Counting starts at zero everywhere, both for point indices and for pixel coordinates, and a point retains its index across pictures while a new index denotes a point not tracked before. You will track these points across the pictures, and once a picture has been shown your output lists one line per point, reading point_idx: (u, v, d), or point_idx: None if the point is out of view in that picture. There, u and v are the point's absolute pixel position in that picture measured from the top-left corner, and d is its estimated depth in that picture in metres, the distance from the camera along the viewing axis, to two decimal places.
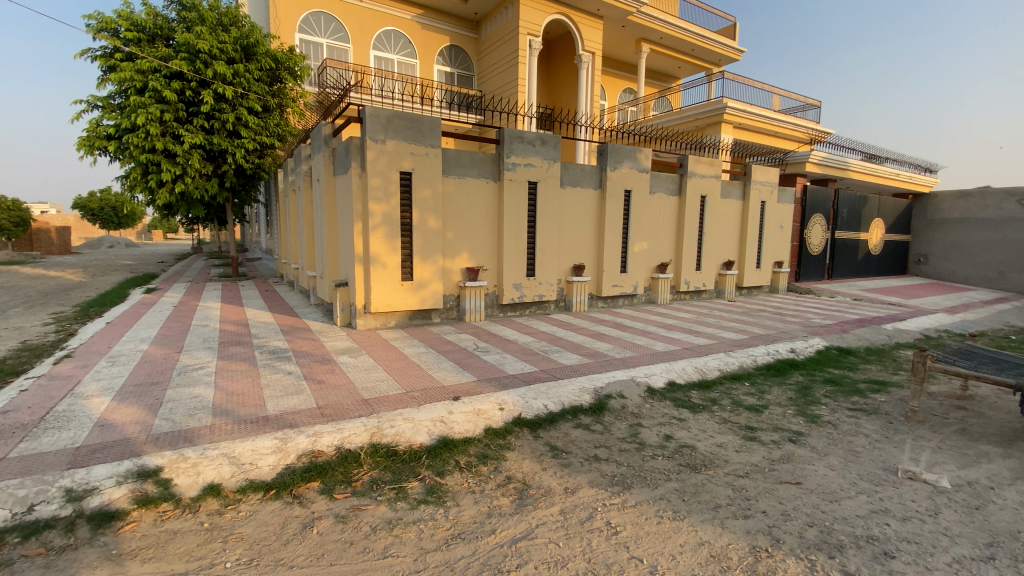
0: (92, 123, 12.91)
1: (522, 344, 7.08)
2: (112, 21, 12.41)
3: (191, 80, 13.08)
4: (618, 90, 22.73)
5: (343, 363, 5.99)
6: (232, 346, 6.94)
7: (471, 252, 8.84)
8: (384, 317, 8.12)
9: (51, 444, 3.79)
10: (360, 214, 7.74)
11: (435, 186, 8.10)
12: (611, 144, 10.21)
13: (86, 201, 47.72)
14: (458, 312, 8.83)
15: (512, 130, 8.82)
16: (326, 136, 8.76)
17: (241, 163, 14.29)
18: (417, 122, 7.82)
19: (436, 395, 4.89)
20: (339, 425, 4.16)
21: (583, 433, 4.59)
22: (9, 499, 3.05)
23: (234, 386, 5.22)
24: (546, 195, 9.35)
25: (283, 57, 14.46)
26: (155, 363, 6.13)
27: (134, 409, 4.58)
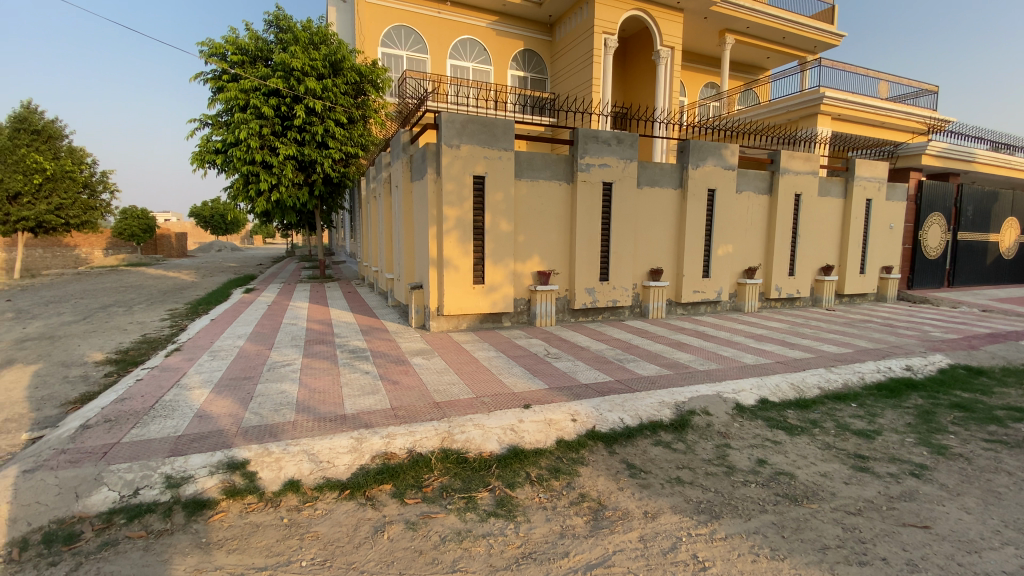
0: (203, 139, 14.34)
1: (595, 352, 6.81)
2: (221, 46, 13.70)
3: (286, 96, 14.13)
4: (699, 86, 21.62)
5: (416, 365, 6.07)
6: (316, 344, 7.31)
7: (543, 256, 8.70)
8: (456, 320, 8.19)
9: (158, 431, 4.12)
10: (434, 218, 7.87)
11: (507, 190, 8.05)
12: (692, 142, 9.64)
13: (200, 210, 53.47)
14: (529, 317, 8.72)
15: (587, 131, 8.58)
16: (404, 143, 9.02)
17: (328, 172, 15.22)
18: (491, 125, 7.82)
19: (507, 402, 4.78)
20: (411, 428, 4.16)
21: (663, 451, 4.28)
22: (120, 482, 3.31)
23: (316, 384, 5.44)
24: (621, 196, 8.99)
25: (367, 71, 15.23)
26: (248, 359, 6.58)
27: (228, 402, 4.89)
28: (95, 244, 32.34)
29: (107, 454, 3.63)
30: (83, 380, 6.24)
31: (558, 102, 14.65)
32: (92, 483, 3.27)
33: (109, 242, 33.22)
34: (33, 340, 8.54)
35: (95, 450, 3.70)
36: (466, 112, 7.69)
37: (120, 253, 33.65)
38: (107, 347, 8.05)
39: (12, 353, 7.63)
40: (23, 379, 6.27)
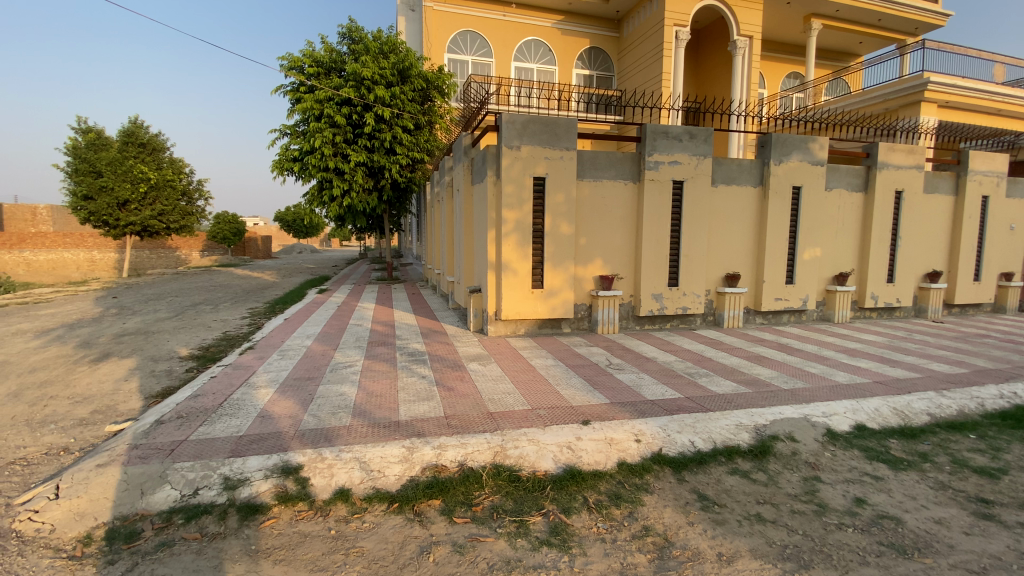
0: (283, 148, 15.23)
1: (663, 364, 6.35)
2: (299, 60, 14.45)
3: (358, 105, 14.67)
4: (780, 77, 20.10)
5: (473, 371, 5.91)
6: (377, 346, 7.39)
7: (607, 259, 8.30)
8: (515, 325, 8.00)
9: (222, 430, 4.24)
10: (494, 221, 7.74)
11: (569, 191, 7.75)
12: (775, 135, 8.83)
13: (283, 214, 57.45)
14: (591, 323, 8.35)
15: (656, 126, 8.08)
16: (466, 146, 8.98)
17: (395, 177, 15.64)
18: (552, 125, 7.56)
19: (565, 416, 4.49)
20: (464, 440, 3.98)
21: (740, 483, 3.82)
22: (181, 480, 3.41)
23: (374, 387, 5.41)
24: (693, 195, 8.40)
25: (433, 77, 15.54)
26: (313, 359, 6.75)
27: (290, 402, 4.96)
28: (193, 246, 35.55)
29: (174, 452, 3.78)
30: (167, 374, 6.69)
31: (625, 100, 14.12)
32: (156, 480, 3.40)
33: (205, 244, 36.40)
34: (131, 335, 9.36)
35: (163, 447, 3.88)
36: (527, 112, 7.49)
37: (214, 254, 36.77)
38: (191, 343, 8.64)
39: (112, 347, 8.38)
40: (117, 372, 6.83)
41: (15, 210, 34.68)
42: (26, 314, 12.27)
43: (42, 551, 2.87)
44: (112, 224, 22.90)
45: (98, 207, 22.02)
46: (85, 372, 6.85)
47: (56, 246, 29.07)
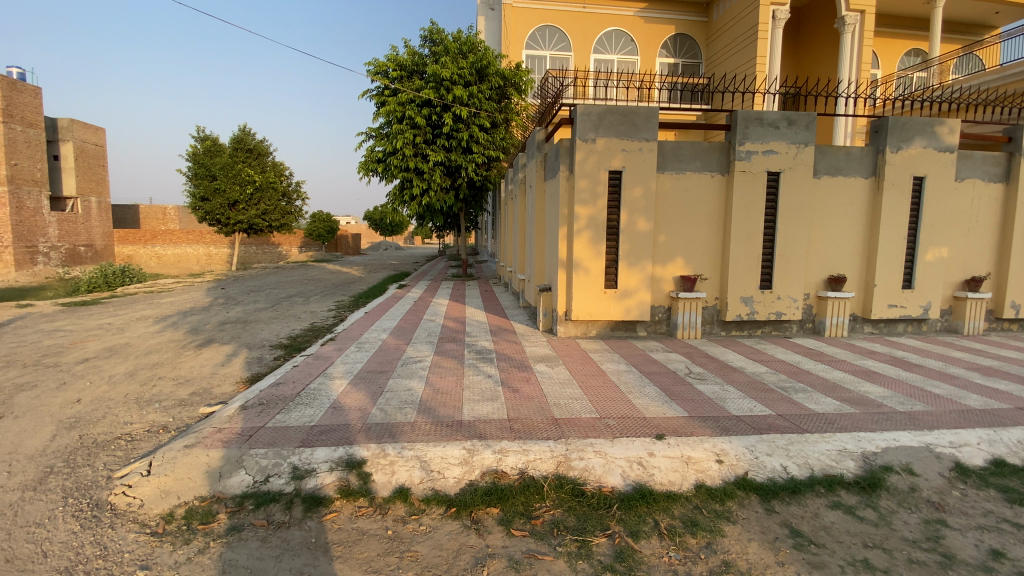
0: (368, 150, 15.97)
1: (751, 376, 5.78)
2: (384, 65, 15.04)
3: (437, 106, 15.00)
4: (896, 55, 17.78)
5: (539, 373, 5.70)
6: (448, 342, 7.43)
7: (688, 259, 7.73)
8: (586, 326, 7.69)
9: (296, 419, 4.40)
10: (566, 218, 7.49)
11: (647, 185, 7.28)
12: (892, 118, 7.73)
13: (371, 213, 60.87)
14: (669, 327, 7.83)
15: (747, 113, 7.38)
16: (540, 141, 8.78)
17: (472, 176, 15.84)
18: (631, 114, 7.14)
19: (636, 428, 4.16)
20: (526, 446, 3.79)
21: (842, 520, 3.31)
22: (255, 467, 3.56)
23: (440, 384, 5.39)
24: (790, 188, 7.58)
25: (510, 74, 15.54)
26: (386, 352, 6.90)
27: (360, 394, 5.05)
28: (292, 243, 38.71)
29: (251, 437, 3.97)
30: (257, 362, 7.19)
31: (713, 87, 13.18)
32: (233, 464, 3.58)
33: (302, 241, 39.49)
34: (231, 324, 10.26)
35: (243, 432, 4.10)
36: (604, 102, 7.14)
37: (310, 250, 39.79)
38: (281, 333, 9.27)
39: (215, 334, 9.22)
40: (216, 357, 7.47)
41: (151, 210, 39.84)
42: (152, 302, 13.95)
43: (129, 525, 3.12)
44: (224, 223, 25.59)
45: (212, 207, 24.77)
46: (190, 356, 7.57)
47: (181, 242, 33.02)
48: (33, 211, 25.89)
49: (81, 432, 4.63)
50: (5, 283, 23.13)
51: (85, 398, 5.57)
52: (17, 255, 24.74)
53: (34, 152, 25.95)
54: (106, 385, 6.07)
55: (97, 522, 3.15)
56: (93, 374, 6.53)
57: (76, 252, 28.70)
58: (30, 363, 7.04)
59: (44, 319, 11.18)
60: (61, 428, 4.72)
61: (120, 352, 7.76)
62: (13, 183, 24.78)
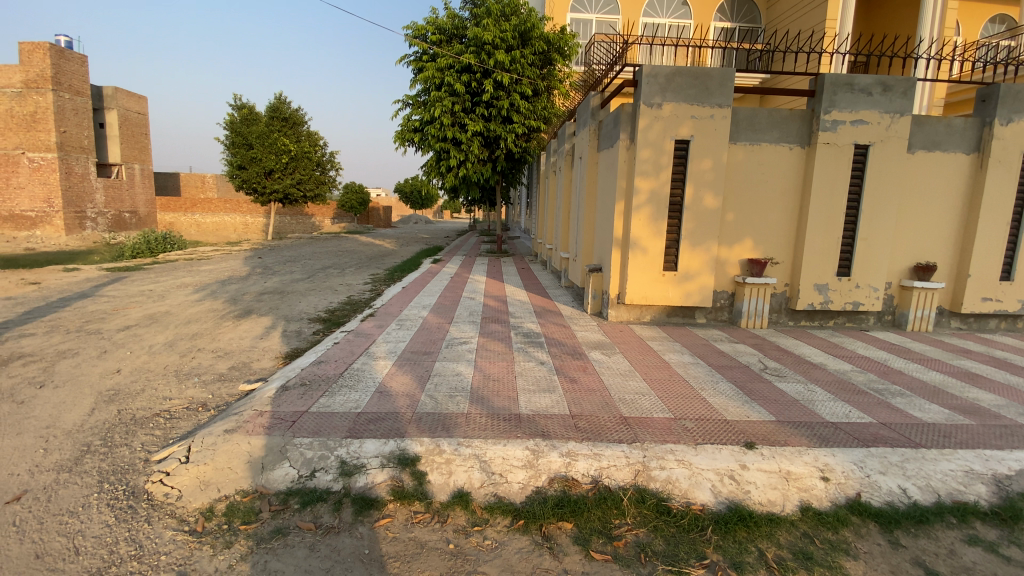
0: (405, 119, 15.41)
1: (835, 375, 5.21)
2: (423, 28, 14.36)
3: (478, 72, 14.26)
4: (981, 21, 15.99)
5: (596, 362, 5.20)
6: (492, 323, 7.00)
7: (758, 241, 7.05)
8: (639, 311, 7.15)
9: (341, 405, 4.05)
10: (624, 192, 6.88)
11: (718, 156, 6.59)
12: (1004, 85, 6.73)
13: (403, 185, 60.68)
14: (731, 315, 7.22)
15: (836, 76, 6.56)
16: (594, 107, 8.00)
17: (511, 148, 15.17)
18: (703, 77, 6.43)
19: (718, 434, 3.69)
20: (598, 449, 3.35)
21: (986, 559, 2.75)
22: (300, 459, 3.24)
23: (490, 369, 4.96)
24: (880, 164, 6.76)
25: (555, 38, 14.68)
26: (430, 331, 6.51)
27: (405, 377, 4.67)
28: (325, 215, 38.84)
29: (295, 424, 3.65)
30: (296, 336, 6.94)
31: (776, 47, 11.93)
32: (276, 455, 3.27)
33: (335, 213, 39.59)
34: (269, 294, 10.11)
35: (285, 417, 3.79)
36: (674, 63, 6.45)
37: (342, 222, 39.93)
38: (319, 305, 9.05)
39: (253, 304, 9.07)
40: (255, 329, 7.27)
41: (190, 178, 40.54)
42: (191, 269, 13.99)
43: (166, 520, 2.83)
44: (260, 192, 25.73)
45: (249, 176, 24.94)
46: (229, 327, 7.40)
47: (220, 211, 33.65)
48: (82, 177, 26.53)
49: (120, 405, 4.45)
50: (56, 246, 23.95)
51: (124, 369, 5.42)
52: (67, 220, 25.56)
53: (81, 120, 26.27)
54: (146, 355, 5.92)
55: (133, 514, 2.88)
56: (134, 343, 6.38)
57: (121, 218, 29.53)
58: (74, 329, 7.00)
59: (89, 283, 11.31)
60: (100, 401, 4.55)
61: (161, 320, 7.66)
62: (63, 150, 25.34)
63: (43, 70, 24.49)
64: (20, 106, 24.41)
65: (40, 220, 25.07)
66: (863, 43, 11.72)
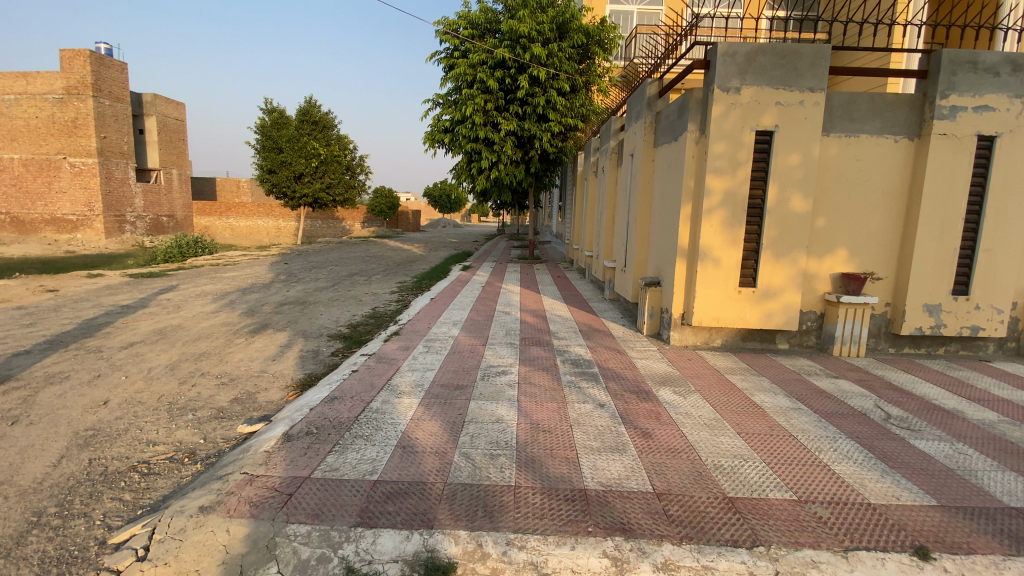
0: (435, 119, 14.67)
1: (982, 427, 4.03)
2: (454, 23, 13.57)
3: (512, 67, 13.41)
4: None
5: (670, 407, 4.17)
6: (533, 345, 6.01)
7: (854, 251, 5.90)
8: (708, 333, 6.07)
9: (353, 468, 3.11)
10: (692, 192, 5.83)
11: (808, 150, 5.54)
12: None
13: (431, 190, 60.72)
14: (819, 340, 6.08)
15: (956, 53, 5.36)
16: (651, 97, 6.98)
17: (546, 148, 14.21)
18: (791, 56, 5.39)
19: (871, 531, 2.65)
20: (708, 560, 2.35)
21: None
22: (292, 561, 2.35)
23: (538, 413, 3.97)
24: (1012, 158, 5.51)
25: (595, 30, 13.74)
26: (462, 356, 5.57)
27: (433, 424, 3.73)
28: (354, 218, 38.75)
29: (291, 500, 2.76)
30: (312, 358, 6.11)
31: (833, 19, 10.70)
32: (262, 554, 2.40)
33: (364, 217, 39.46)
34: (289, 305, 9.42)
35: (282, 487, 2.90)
36: (755, 39, 5.43)
37: (372, 227, 39.86)
38: (340, 319, 8.26)
39: (271, 317, 8.35)
40: (269, 348, 6.50)
41: (226, 183, 41.17)
42: (216, 276, 13.53)
43: None
44: (290, 196, 25.56)
45: (280, 180, 24.82)
46: (241, 345, 6.65)
47: (254, 215, 33.93)
48: (121, 182, 27.00)
49: (95, 452, 3.68)
50: (96, 249, 24.33)
51: (113, 400, 4.69)
52: (107, 224, 26.00)
53: (121, 126, 26.84)
54: (142, 382, 5.20)
55: None
56: (132, 365, 5.68)
57: (159, 222, 29.96)
58: (75, 347, 6.38)
59: (110, 291, 10.91)
60: (71, 446, 3.79)
61: (169, 336, 7.00)
62: (103, 156, 25.82)
63: (83, 77, 24.86)
64: (61, 112, 24.92)
65: (82, 224, 25.62)
66: (943, 16, 10.27)
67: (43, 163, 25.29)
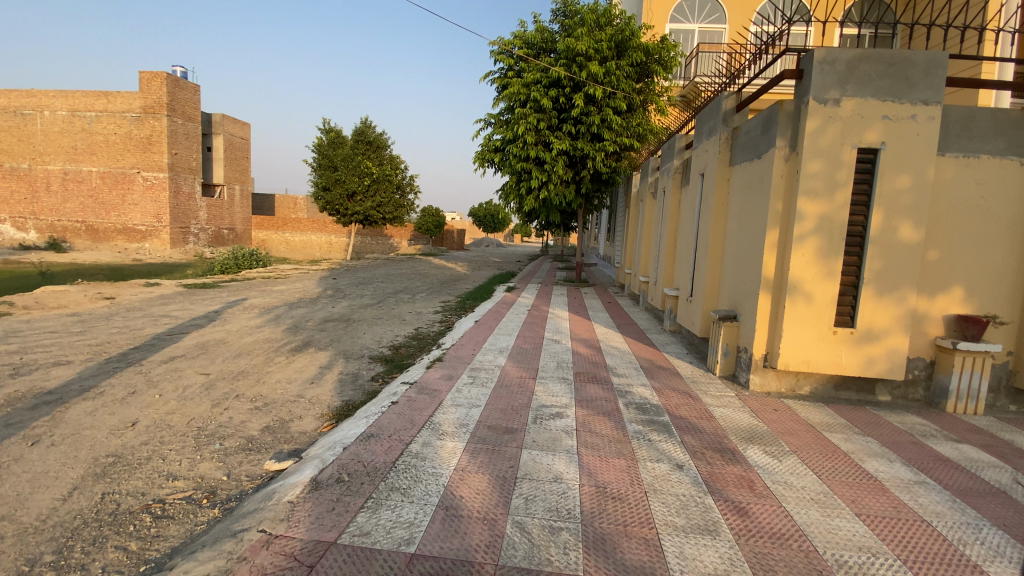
0: (486, 138, 14.48)
1: None
2: (509, 42, 13.43)
3: (567, 86, 13.09)
4: None
5: (764, 473, 3.48)
6: (590, 383, 5.40)
7: (976, 290, 4.97)
8: (795, 379, 5.32)
9: (386, 533, 2.60)
10: (778, 216, 5.13)
11: (921, 171, 4.74)
12: None
13: (478, 210, 61.43)
14: (927, 393, 5.12)
15: None
16: (727, 111, 6.36)
17: (599, 168, 13.70)
18: (902, 64, 4.65)
19: None
20: None
21: None
22: None
23: (603, 473, 3.36)
24: None
25: (655, 48, 13.24)
26: (512, 391, 5.03)
27: (481, 479, 3.18)
28: (402, 236, 39.42)
29: None
30: (350, 382, 5.73)
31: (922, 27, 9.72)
32: None
33: (412, 235, 40.18)
34: (333, 322, 9.21)
35: (301, 556, 2.40)
36: (859, 45, 4.73)
37: (418, 244, 40.44)
38: (382, 339, 7.93)
39: (314, 334, 8.14)
40: (308, 369, 6.20)
41: (285, 199, 43.02)
42: (265, 288, 13.70)
43: None
44: (341, 212, 26.16)
45: (333, 197, 25.49)
46: (281, 364, 6.40)
47: (307, 230, 35.09)
48: (188, 196, 28.55)
49: (109, 485, 3.41)
50: (161, 258, 25.67)
51: (142, 422, 4.45)
52: (173, 234, 27.43)
53: (192, 144, 28.50)
54: (175, 402, 4.97)
55: None
56: (169, 383, 5.50)
57: (220, 235, 31.40)
58: (118, 359, 6.32)
59: (164, 300, 11.13)
60: (89, 476, 3.52)
61: (211, 351, 6.85)
62: (173, 171, 27.40)
63: (160, 98, 26.56)
64: (139, 130, 26.70)
65: (151, 234, 27.15)
66: None
67: (120, 176, 27.09)
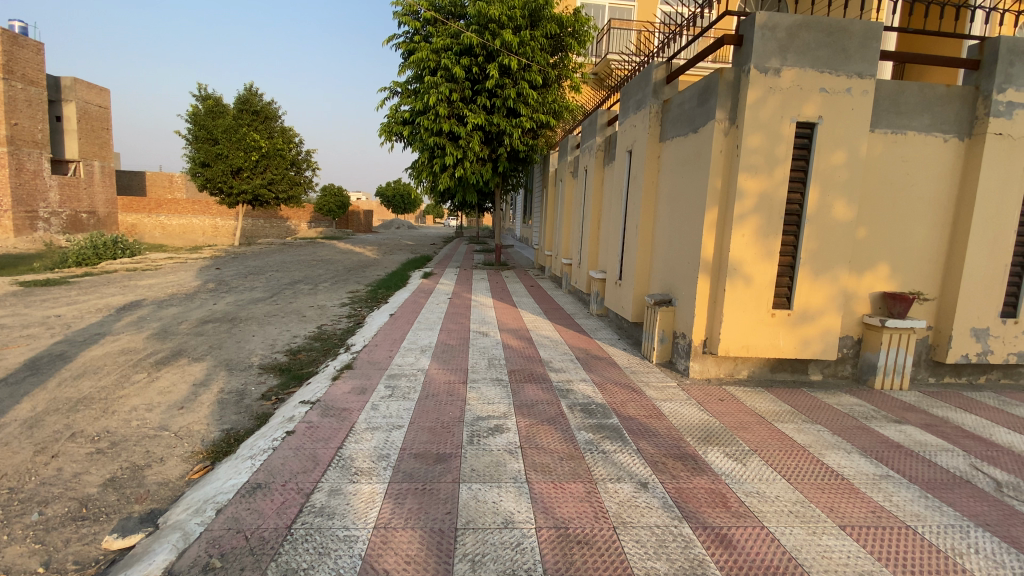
0: (392, 109, 13.18)
1: None
2: (414, 4, 12.17)
3: (479, 55, 12.17)
4: None
5: (734, 482, 3.11)
6: (527, 382, 4.81)
7: (897, 267, 5.07)
8: (733, 364, 5.15)
9: None
10: (718, 194, 4.80)
11: (855, 147, 4.65)
12: None
13: (385, 189, 58.32)
14: (855, 370, 5.23)
15: (1014, 42, 4.64)
16: (658, 82, 5.96)
17: (516, 146, 13.00)
18: (839, 33, 4.48)
19: None
20: None
21: None
22: None
23: (561, 506, 2.78)
24: None
25: (569, 20, 12.65)
26: (439, 400, 4.28)
27: (413, 539, 2.44)
28: (301, 218, 36.12)
29: None
30: (234, 403, 4.61)
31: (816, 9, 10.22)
32: None
33: (312, 217, 37.01)
34: (215, 324, 7.71)
35: None
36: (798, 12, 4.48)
37: (320, 226, 37.40)
38: (278, 342, 6.71)
39: (190, 340, 6.68)
40: (178, 389, 4.93)
41: (158, 178, 37.41)
42: (129, 284, 11.38)
43: None
44: (226, 192, 23.07)
45: (214, 173, 22.32)
46: (142, 384, 5.04)
47: (187, 213, 30.79)
48: (34, 174, 23.61)
49: None
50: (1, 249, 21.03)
51: None
52: (16, 220, 22.53)
53: (37, 112, 23.50)
54: None
55: None
56: None
57: (78, 219, 26.46)
58: None
59: None
60: None
61: (43, 373, 5.25)
62: (13, 144, 22.43)
63: None
64: None
65: None
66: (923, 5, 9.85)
67: None
